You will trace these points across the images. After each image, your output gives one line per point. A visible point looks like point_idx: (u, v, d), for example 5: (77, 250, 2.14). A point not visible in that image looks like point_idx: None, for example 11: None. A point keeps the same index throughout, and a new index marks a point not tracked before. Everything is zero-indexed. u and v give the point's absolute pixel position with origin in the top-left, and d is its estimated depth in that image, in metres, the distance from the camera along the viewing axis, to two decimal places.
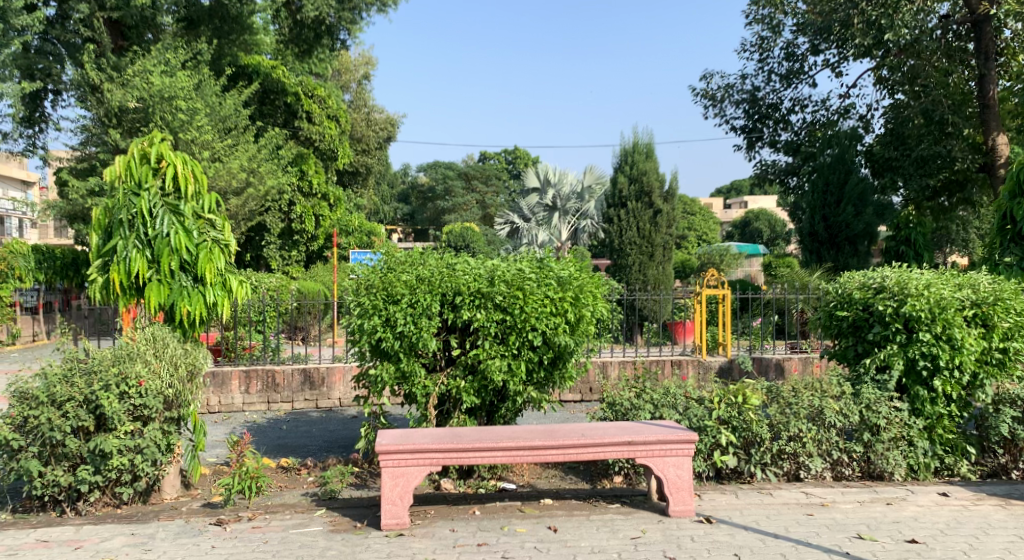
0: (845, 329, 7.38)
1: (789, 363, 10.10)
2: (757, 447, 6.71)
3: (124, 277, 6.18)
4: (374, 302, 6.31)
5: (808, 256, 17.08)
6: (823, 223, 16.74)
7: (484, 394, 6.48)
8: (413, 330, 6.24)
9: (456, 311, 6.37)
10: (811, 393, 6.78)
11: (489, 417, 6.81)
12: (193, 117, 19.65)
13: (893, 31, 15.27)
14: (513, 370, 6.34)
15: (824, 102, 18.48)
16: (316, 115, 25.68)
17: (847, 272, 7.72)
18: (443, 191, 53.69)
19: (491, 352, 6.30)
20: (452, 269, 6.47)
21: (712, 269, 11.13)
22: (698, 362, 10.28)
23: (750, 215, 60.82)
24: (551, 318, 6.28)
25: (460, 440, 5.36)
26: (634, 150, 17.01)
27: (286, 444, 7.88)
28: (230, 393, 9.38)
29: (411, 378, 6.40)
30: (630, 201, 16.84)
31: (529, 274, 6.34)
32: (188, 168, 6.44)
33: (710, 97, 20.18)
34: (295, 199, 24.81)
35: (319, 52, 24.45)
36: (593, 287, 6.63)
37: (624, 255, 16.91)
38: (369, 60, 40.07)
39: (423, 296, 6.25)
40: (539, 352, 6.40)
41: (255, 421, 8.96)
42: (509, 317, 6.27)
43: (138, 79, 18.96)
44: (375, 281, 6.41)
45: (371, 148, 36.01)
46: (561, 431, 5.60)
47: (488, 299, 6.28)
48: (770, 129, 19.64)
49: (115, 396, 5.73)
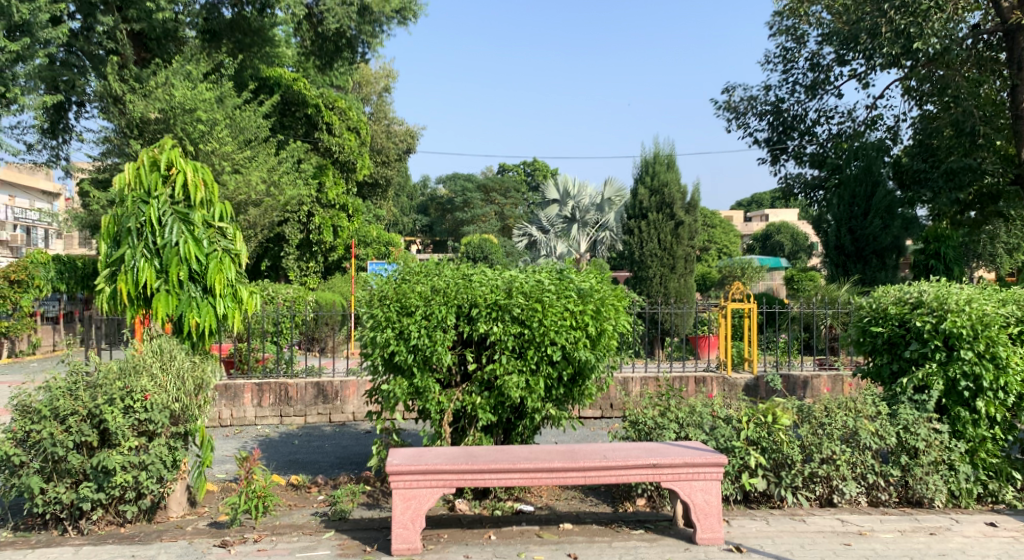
0: (880, 346, 7.04)
1: (817, 380, 9.77)
2: (787, 469, 6.41)
3: (131, 286, 5.98)
4: (387, 314, 6.08)
5: (834, 270, 16.70)
6: (850, 236, 16.37)
7: (501, 411, 6.22)
8: (427, 344, 5.99)
9: (472, 324, 6.12)
10: (844, 413, 6.48)
11: (506, 435, 6.54)
12: (213, 128, 19.70)
13: (922, 40, 14.91)
14: (531, 386, 6.08)
15: (851, 114, 18.12)
16: (336, 126, 25.64)
17: (881, 287, 7.40)
18: (462, 203, 53.62)
19: (508, 367, 6.04)
20: (469, 280, 6.23)
21: (737, 283, 10.83)
22: (723, 379, 9.96)
23: (772, 228, 60.19)
24: (571, 331, 6.02)
25: (475, 461, 5.10)
26: (656, 160, 16.76)
27: (297, 461, 7.64)
28: (243, 405, 9.18)
29: (424, 393, 6.13)
30: (651, 213, 16.57)
31: (549, 287, 6.10)
32: (199, 176, 6.27)
33: (734, 109, 19.89)
34: (314, 211, 24.66)
35: (339, 64, 24.44)
36: (615, 300, 6.36)
37: (645, 267, 16.58)
38: (389, 73, 40.09)
39: (437, 307, 6.02)
40: (559, 368, 6.14)
41: (268, 435, 8.76)
42: (527, 331, 6.01)
43: (160, 91, 18.97)
44: (389, 292, 6.19)
45: (390, 160, 35.98)
46: (582, 452, 5.33)
47: (505, 311, 6.04)
48: (794, 141, 19.28)
49: (120, 411, 5.53)
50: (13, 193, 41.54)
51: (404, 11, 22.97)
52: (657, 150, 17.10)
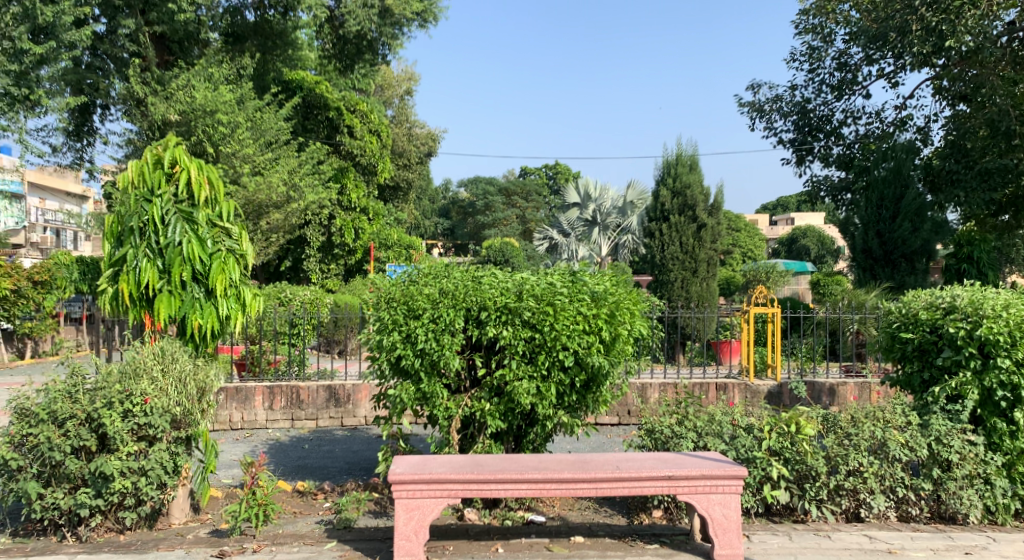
0: (909, 353, 6.75)
1: (844, 388, 9.46)
2: (812, 481, 6.14)
3: (133, 287, 5.82)
4: (395, 317, 5.90)
5: (861, 274, 16.33)
6: (878, 240, 15.98)
7: (512, 417, 6.02)
8: (435, 348, 5.80)
9: (481, 328, 5.93)
10: (872, 423, 6.22)
11: (517, 442, 6.32)
12: (234, 131, 19.69)
13: (954, 38, 14.54)
14: (542, 392, 5.88)
15: (879, 114, 17.72)
16: (357, 129, 25.60)
17: (912, 291, 7.10)
18: (483, 206, 53.54)
19: (519, 372, 5.84)
20: (479, 282, 6.04)
21: (760, 287, 10.52)
22: (745, 386, 9.66)
23: (797, 232, 59.43)
24: (584, 336, 5.81)
25: (482, 470, 4.88)
26: (678, 162, 16.45)
27: (305, 466, 7.47)
28: (254, 408, 9.02)
29: (431, 398, 5.94)
30: (673, 215, 16.27)
31: (561, 289, 5.90)
32: (204, 173, 6.09)
33: (758, 110, 19.54)
34: (335, 213, 24.60)
35: (360, 67, 24.41)
36: (631, 303, 6.14)
37: (666, 271, 16.29)
38: (412, 76, 40.07)
39: (445, 310, 5.83)
40: (571, 374, 5.93)
41: (278, 439, 8.60)
42: (539, 335, 5.81)
43: (181, 94, 18.96)
44: (396, 294, 6.01)
45: (412, 163, 35.92)
46: (594, 462, 5.10)
47: (516, 315, 5.84)
48: (820, 142, 18.88)
49: (118, 414, 5.37)
50: (43, 196, 42.14)
51: (425, 14, 22.86)
52: (679, 151, 16.79)
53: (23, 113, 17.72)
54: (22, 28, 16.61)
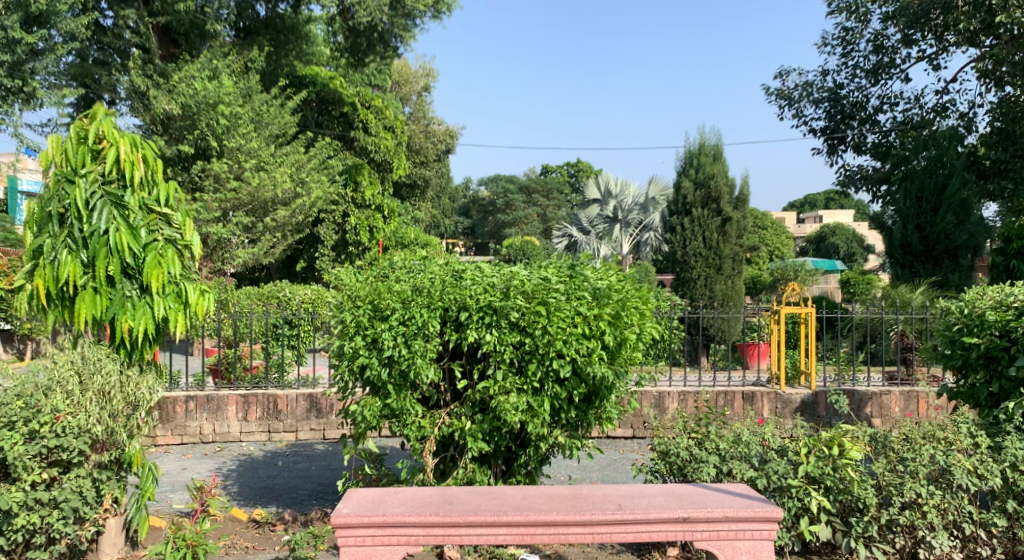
0: (974, 361, 5.92)
1: (888, 397, 8.44)
2: (859, 515, 5.18)
3: (51, 284, 4.88)
4: (359, 318, 4.96)
5: (898, 271, 15.15)
6: (918, 234, 14.83)
7: (499, 438, 5.05)
8: (405, 356, 4.86)
9: (461, 331, 5.00)
10: (931, 445, 5.26)
11: (508, 466, 5.39)
12: (238, 124, 18.83)
13: (1006, 13, 13.72)
14: (534, 409, 4.93)
15: (918, 99, 16.55)
16: (373, 125, 24.41)
17: (974, 288, 6.27)
18: (504, 204, 52.60)
19: (505, 385, 4.89)
20: (459, 276, 5.11)
21: (792, 283, 9.47)
22: (776, 395, 8.62)
23: (826, 228, 57.73)
24: (582, 342, 4.86)
25: (453, 510, 3.94)
26: (701, 151, 15.39)
27: (271, 490, 6.58)
28: (227, 420, 8.14)
29: (400, 414, 4.98)
30: (695, 208, 15.22)
31: (556, 285, 4.95)
32: (138, 148, 5.13)
33: (787, 97, 18.44)
34: (349, 210, 23.58)
35: (372, 59, 23.49)
36: (640, 302, 5.20)
37: (688, 268, 15.24)
38: (429, 72, 39.11)
39: (418, 310, 4.90)
40: (569, 386, 4.97)
41: (251, 455, 7.73)
42: (530, 340, 4.87)
43: (183, 85, 18.03)
44: (360, 291, 5.09)
45: (429, 160, 35.13)
46: (592, 498, 4.16)
47: (501, 316, 4.90)
48: (854, 131, 17.73)
49: (22, 436, 4.51)
50: None
51: (438, 4, 22.00)
52: (702, 140, 15.74)
53: (19, 106, 16.91)
54: (14, 17, 15.78)
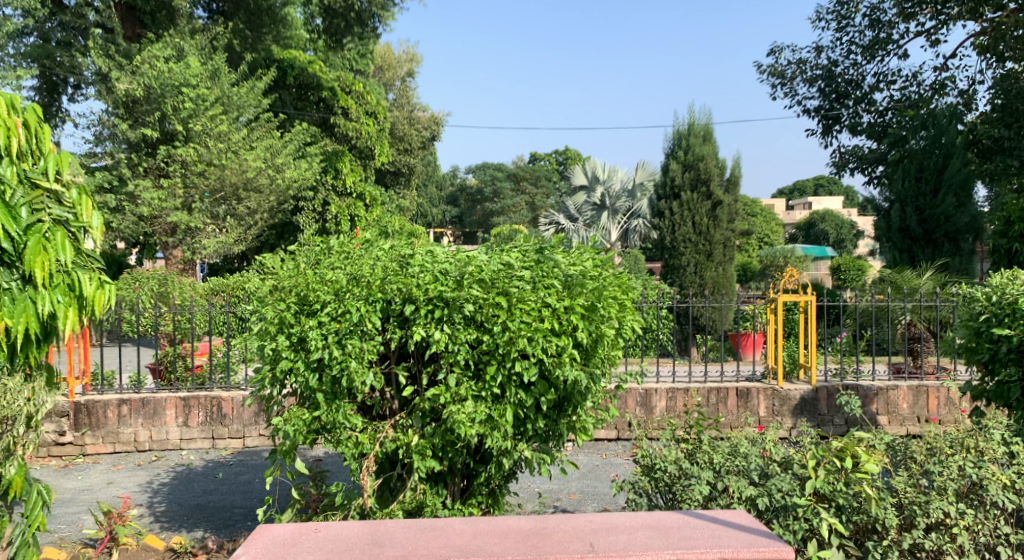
0: (1003, 356, 5.18)
1: (895, 392, 7.71)
2: (877, 538, 4.42)
3: None
4: (284, 313, 4.14)
5: (896, 256, 14.40)
6: (917, 217, 14.09)
7: (452, 454, 4.24)
8: (337, 360, 4.04)
9: (406, 329, 4.19)
10: (961, 456, 4.50)
11: (466, 484, 4.58)
12: (205, 107, 17.63)
13: None
14: (493, 420, 4.13)
15: (916, 76, 15.78)
16: (353, 111, 23.16)
17: (1006, 273, 5.49)
18: (492, 193, 51.65)
19: (459, 392, 4.09)
20: (405, 263, 4.28)
21: (791, 269, 8.67)
22: (773, 392, 7.83)
23: (816, 215, 57.20)
24: (550, 340, 4.07)
25: (381, 554, 3.14)
26: (690, 132, 14.62)
27: (203, 509, 5.81)
28: (165, 426, 7.35)
29: (334, 429, 4.15)
30: (685, 192, 14.42)
31: (519, 272, 4.15)
32: (16, 113, 4.22)
33: (779, 75, 17.66)
34: (329, 199, 22.61)
35: (348, 41, 22.46)
36: (621, 291, 4.38)
37: (677, 254, 14.47)
38: (413, 57, 38.03)
39: (352, 304, 4.08)
40: (536, 392, 4.17)
41: (189, 465, 6.94)
42: (488, 338, 4.07)
43: (146, 66, 16.84)
44: (286, 282, 4.27)
45: (414, 147, 34.01)
46: (559, 532, 3.37)
47: (454, 310, 4.10)
48: (849, 110, 16.97)
49: None
50: None
51: None
52: (691, 119, 14.96)
53: None
54: None
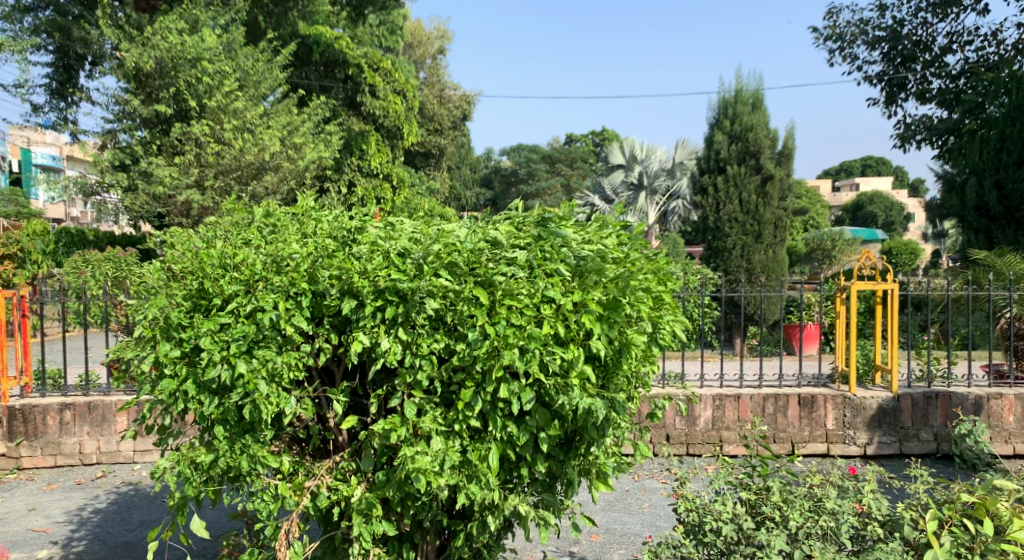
0: None
1: (997, 402, 6.30)
2: None
3: None
4: (171, 312, 2.88)
5: (972, 237, 12.75)
6: (998, 193, 12.38)
7: (414, 510, 3.00)
8: (240, 381, 2.78)
9: (347, 332, 2.93)
10: None
11: (442, 541, 3.32)
12: (223, 82, 15.34)
13: None
14: (469, 463, 2.86)
15: (996, 36, 14.00)
16: (381, 88, 21.29)
17: None
18: (526, 174, 50.11)
19: (421, 426, 2.81)
20: (350, 241, 3.02)
21: (863, 251, 7.22)
22: (843, 400, 6.42)
23: (864, 198, 54.70)
24: (553, 353, 2.78)
25: None
26: (737, 99, 13.12)
27: (130, 550, 4.63)
28: (114, 435, 6.25)
29: (244, 476, 2.89)
30: (732, 165, 12.92)
31: (508, 252, 2.86)
32: None
33: (837, 38, 15.97)
34: (354, 179, 21.31)
35: (370, 12, 20.73)
36: (655, 281, 3.07)
37: (722, 235, 13.00)
38: (444, 34, 36.58)
39: (267, 298, 2.83)
40: (532, 427, 2.88)
41: (137, 485, 5.80)
42: (462, 348, 2.79)
43: (156, 38, 14.80)
44: (185, 264, 3.04)
45: (444, 128, 32.34)
46: None
47: (413, 308, 2.82)
48: (916, 75, 15.26)
49: None
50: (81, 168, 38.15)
51: None
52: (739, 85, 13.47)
53: None
54: None
